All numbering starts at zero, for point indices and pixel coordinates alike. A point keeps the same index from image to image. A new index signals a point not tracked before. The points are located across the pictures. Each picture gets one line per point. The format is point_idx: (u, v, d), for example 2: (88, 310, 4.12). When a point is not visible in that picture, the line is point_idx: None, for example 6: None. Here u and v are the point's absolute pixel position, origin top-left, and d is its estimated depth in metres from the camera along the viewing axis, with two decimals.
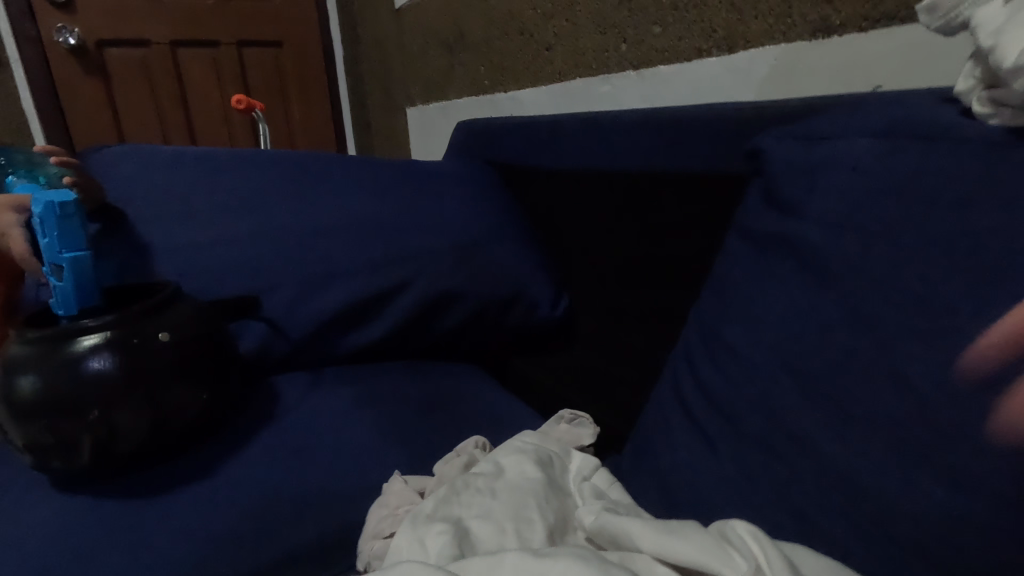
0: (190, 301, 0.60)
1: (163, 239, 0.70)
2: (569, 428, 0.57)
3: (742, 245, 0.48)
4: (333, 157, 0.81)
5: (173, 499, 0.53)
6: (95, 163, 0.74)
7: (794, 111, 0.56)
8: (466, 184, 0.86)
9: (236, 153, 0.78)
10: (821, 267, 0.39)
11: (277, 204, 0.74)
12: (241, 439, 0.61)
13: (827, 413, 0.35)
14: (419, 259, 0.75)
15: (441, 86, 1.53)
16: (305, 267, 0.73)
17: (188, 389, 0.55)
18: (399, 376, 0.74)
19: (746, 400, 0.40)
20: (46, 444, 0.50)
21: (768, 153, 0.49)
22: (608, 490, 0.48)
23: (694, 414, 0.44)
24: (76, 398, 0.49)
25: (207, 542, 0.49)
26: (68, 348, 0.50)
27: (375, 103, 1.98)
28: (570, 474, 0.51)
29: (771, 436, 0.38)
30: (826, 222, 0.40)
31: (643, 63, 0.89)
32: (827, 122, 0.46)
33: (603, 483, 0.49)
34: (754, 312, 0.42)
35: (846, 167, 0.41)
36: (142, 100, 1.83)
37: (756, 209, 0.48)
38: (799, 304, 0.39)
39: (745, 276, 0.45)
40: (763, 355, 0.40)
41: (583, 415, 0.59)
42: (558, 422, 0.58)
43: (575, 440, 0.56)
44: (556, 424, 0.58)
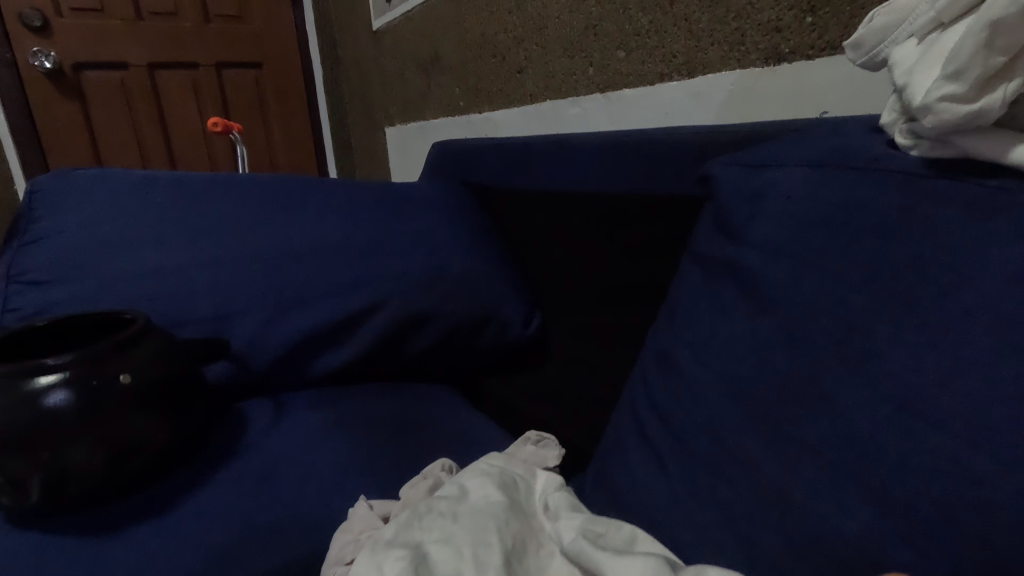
0: (157, 335, 0.60)
1: (131, 264, 0.70)
2: (535, 449, 0.57)
3: (694, 268, 0.49)
4: (304, 181, 0.82)
5: (133, 534, 0.52)
6: (53, 188, 0.73)
7: (744, 137, 0.58)
8: (437, 206, 0.87)
9: (208, 177, 0.79)
10: (760, 291, 0.40)
11: (247, 229, 0.75)
12: (208, 467, 0.61)
13: (766, 433, 0.36)
14: (389, 281, 0.76)
15: (418, 106, 1.55)
16: (275, 292, 0.73)
17: (147, 422, 0.55)
18: (371, 398, 0.75)
19: (693, 420, 0.41)
20: (1, 481, 0.50)
21: (717, 178, 0.51)
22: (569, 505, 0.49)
23: (648, 434, 0.45)
24: (32, 436, 0.49)
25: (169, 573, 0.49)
26: (25, 385, 0.50)
27: (355, 123, 2.00)
28: (535, 494, 0.51)
29: (715, 457, 0.39)
30: (766, 247, 0.42)
31: (609, 87, 0.92)
32: (769, 150, 0.48)
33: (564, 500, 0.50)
34: (702, 333, 0.44)
35: (784, 194, 0.43)
36: (120, 121, 1.83)
37: (706, 233, 0.50)
38: (741, 326, 0.41)
39: (695, 299, 0.47)
40: (709, 376, 0.41)
41: (550, 436, 0.60)
42: (525, 443, 0.59)
43: (541, 461, 0.57)
44: (522, 445, 0.59)
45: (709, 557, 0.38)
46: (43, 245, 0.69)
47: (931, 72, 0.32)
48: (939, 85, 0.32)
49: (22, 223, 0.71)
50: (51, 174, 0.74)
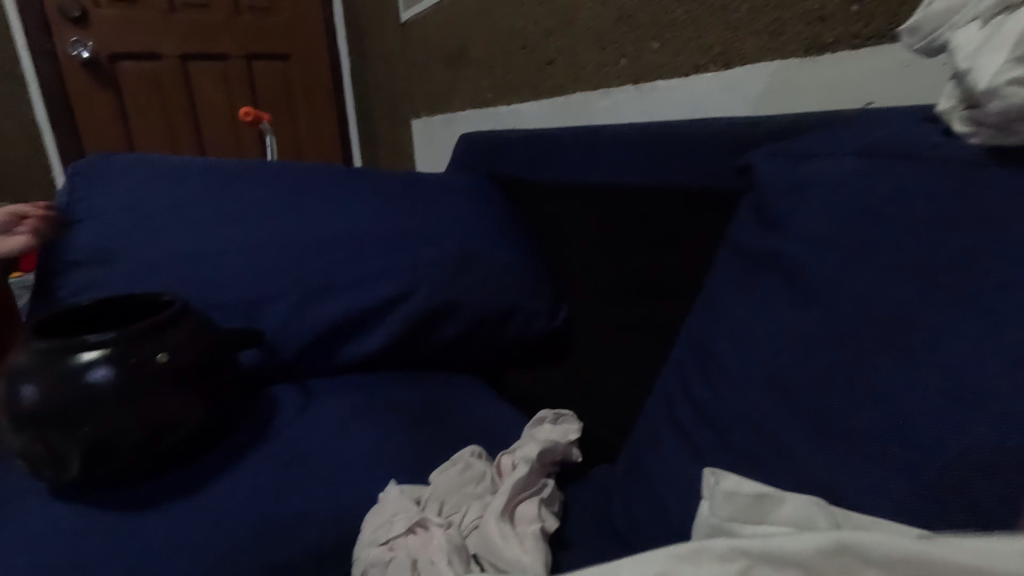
0: (196, 320, 0.60)
1: (166, 247, 0.71)
2: (553, 426, 0.58)
3: (734, 259, 0.49)
4: (337, 171, 0.82)
5: (171, 509, 0.53)
6: (94, 173, 0.74)
7: (784, 128, 0.57)
8: (466, 198, 0.87)
9: (241, 164, 0.80)
10: (805, 282, 0.40)
11: (281, 217, 0.76)
12: (241, 447, 0.62)
13: (809, 424, 0.36)
14: (419, 270, 0.77)
15: (445, 99, 1.55)
16: (307, 279, 0.74)
17: (184, 404, 0.56)
18: (399, 386, 0.75)
19: (732, 411, 0.41)
20: (39, 455, 0.51)
21: (758, 169, 0.50)
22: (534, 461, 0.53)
23: (684, 427, 0.45)
24: (75, 412, 0.50)
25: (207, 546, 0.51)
26: (68, 361, 0.52)
27: (382, 115, 2.01)
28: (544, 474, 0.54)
29: (754, 448, 0.39)
30: (811, 237, 0.41)
31: (642, 79, 0.91)
32: (814, 140, 0.47)
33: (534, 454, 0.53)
34: (743, 324, 0.43)
35: (830, 183, 0.42)
36: (153, 111, 1.86)
37: (746, 224, 0.49)
38: (783, 318, 0.40)
39: (735, 290, 0.46)
40: (748, 366, 0.41)
41: (565, 414, 0.61)
42: (542, 423, 0.60)
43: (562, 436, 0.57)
44: (540, 425, 0.59)
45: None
46: (88, 226, 0.71)
47: (997, 55, 0.31)
48: (1006, 68, 0.31)
49: (63, 205, 0.72)
50: (92, 159, 0.76)
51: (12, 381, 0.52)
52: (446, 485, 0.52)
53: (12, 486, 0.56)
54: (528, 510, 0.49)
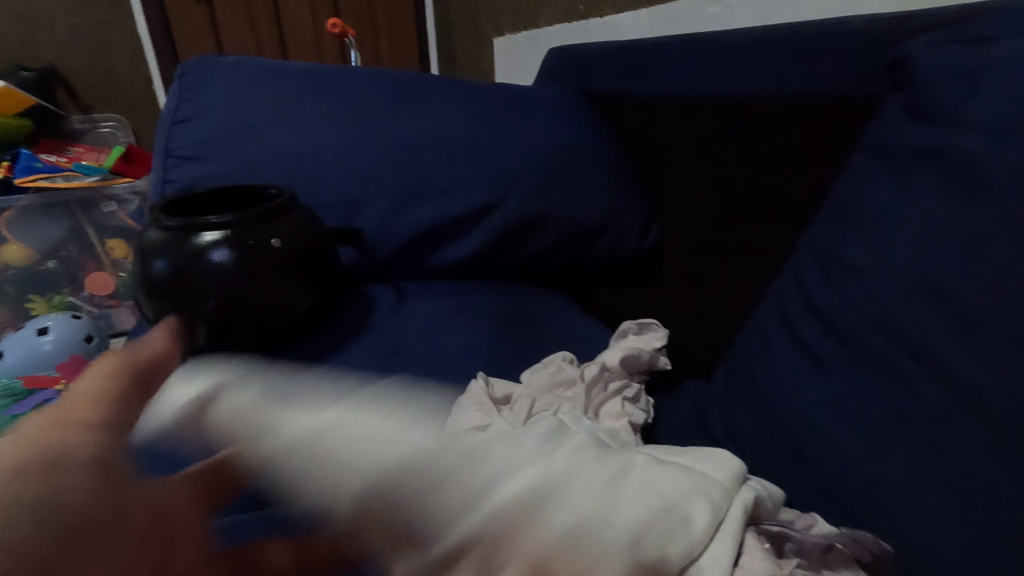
0: (300, 214, 0.62)
1: (266, 145, 0.71)
2: (638, 337, 0.59)
3: (873, 163, 0.45)
4: (426, 80, 0.81)
5: (285, 387, 0.56)
6: (199, 72, 0.74)
7: (945, 18, 0.49)
8: (558, 110, 0.85)
9: (337, 69, 0.79)
10: (973, 179, 0.36)
11: (379, 120, 0.75)
12: (342, 332, 0.64)
13: (958, 331, 0.34)
14: (508, 181, 0.76)
15: (532, 15, 1.48)
16: (404, 183, 0.74)
17: (290, 289, 0.58)
18: (491, 291, 0.75)
19: (867, 320, 0.39)
20: (170, 322, 0.56)
21: (914, 62, 0.44)
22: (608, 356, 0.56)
23: (807, 342, 0.44)
24: (199, 285, 0.54)
25: None
26: (193, 241, 0.55)
27: (461, 35, 1.97)
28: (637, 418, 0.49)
29: (887, 357, 0.37)
30: (981, 129, 0.37)
31: None
32: (991, 23, 0.41)
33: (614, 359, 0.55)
34: (886, 229, 0.40)
35: (1014, 65, 0.37)
36: (242, 20, 1.96)
37: (893, 123, 0.44)
38: (938, 218, 0.37)
39: (875, 195, 0.42)
40: (891, 273, 0.39)
41: (649, 323, 0.61)
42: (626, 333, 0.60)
43: (647, 344, 0.58)
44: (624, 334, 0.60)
45: (887, 472, 0.36)
46: (195, 121, 0.71)
47: None
48: None
49: (172, 101, 0.73)
50: (196, 60, 0.76)
51: (146, 259, 0.56)
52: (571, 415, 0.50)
53: None
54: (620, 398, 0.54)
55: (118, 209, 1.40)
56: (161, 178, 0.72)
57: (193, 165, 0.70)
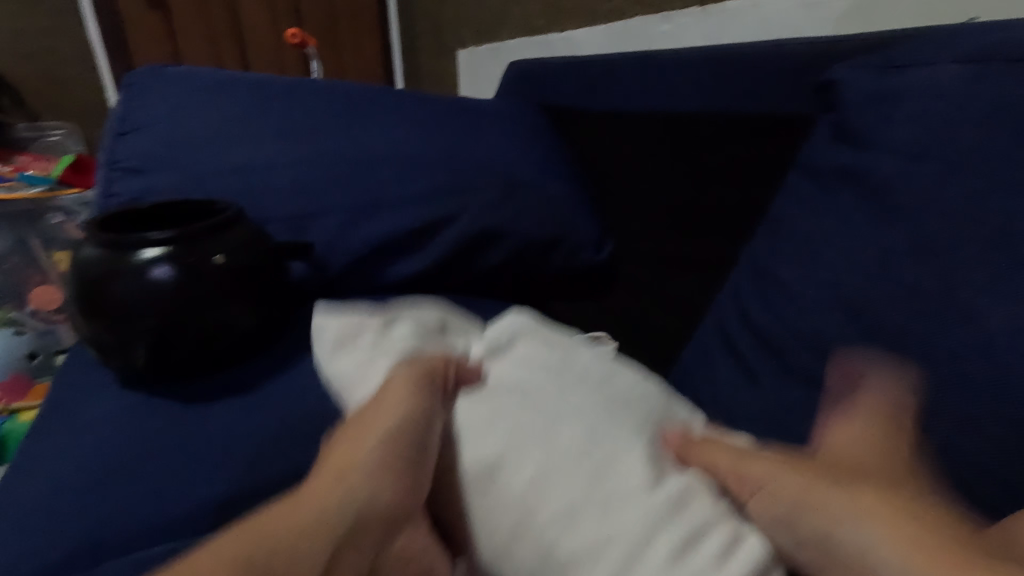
0: (249, 229, 0.61)
1: (216, 158, 0.70)
2: None
3: (805, 181, 0.47)
4: (381, 92, 0.81)
5: (232, 407, 0.55)
6: (147, 82, 0.73)
7: (872, 44, 0.52)
8: (515, 124, 0.86)
9: (290, 81, 0.78)
10: (894, 201, 0.38)
11: (334, 133, 0.75)
12: (294, 348, 0.63)
13: (881, 346, 0.36)
14: (466, 195, 0.76)
15: (493, 29, 1.49)
16: (358, 196, 0.73)
17: (237, 305, 0.57)
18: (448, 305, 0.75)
19: (799, 334, 0.41)
20: (109, 342, 0.54)
21: (841, 86, 0.47)
22: None
23: (745, 354, 0.45)
24: (140, 303, 0.52)
25: (280, 442, 0.53)
26: (134, 257, 0.54)
27: (425, 46, 1.97)
28: None
29: (818, 370, 0.39)
30: (900, 153, 0.39)
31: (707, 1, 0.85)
32: (909, 51, 0.43)
33: None
34: (816, 246, 0.42)
35: (928, 94, 0.39)
36: (200, 27, 1.92)
37: (823, 144, 0.47)
38: (863, 237, 0.39)
39: (807, 213, 0.44)
40: (821, 289, 0.40)
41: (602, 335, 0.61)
42: None
43: None
44: None
45: None
46: (141, 133, 0.70)
47: None
48: None
49: (118, 112, 0.71)
50: (143, 71, 0.74)
51: (87, 276, 0.55)
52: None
53: (83, 374, 0.59)
54: None
55: (65, 221, 1.34)
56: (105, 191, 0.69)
57: (139, 178, 0.69)
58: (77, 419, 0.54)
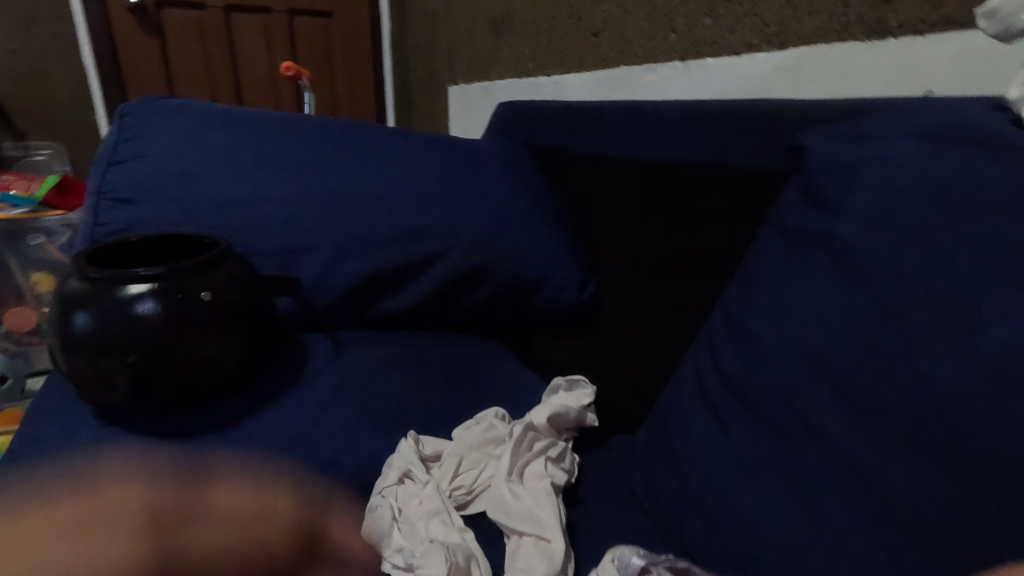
0: (237, 265, 0.61)
1: (205, 191, 0.71)
2: (568, 393, 0.61)
3: (776, 239, 0.49)
4: (373, 131, 0.83)
5: (209, 442, 0.55)
6: (141, 113, 0.73)
7: (839, 109, 0.55)
8: (503, 164, 0.88)
9: (282, 115, 0.80)
10: (855, 265, 0.40)
11: (325, 169, 0.76)
12: (276, 383, 0.63)
13: (843, 406, 0.38)
14: (452, 234, 0.77)
15: (485, 67, 1.53)
16: (345, 233, 0.74)
17: (220, 342, 0.57)
18: (432, 341, 0.76)
19: (767, 387, 0.43)
20: (88, 376, 0.54)
21: (810, 150, 0.49)
22: (537, 412, 0.58)
23: (718, 405, 0.47)
24: (123, 339, 0.52)
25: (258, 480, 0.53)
26: (119, 292, 0.54)
27: (418, 79, 2.02)
28: (550, 481, 0.52)
29: (784, 424, 0.41)
30: (859, 220, 0.42)
31: (690, 55, 0.90)
32: (871, 122, 0.46)
33: (539, 418, 0.58)
34: (784, 304, 0.44)
35: (886, 166, 0.42)
36: (194, 53, 1.93)
37: (792, 204, 0.49)
38: (826, 299, 0.41)
39: (776, 269, 0.47)
40: (788, 345, 0.42)
41: (580, 381, 0.63)
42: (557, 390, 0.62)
43: (576, 401, 0.60)
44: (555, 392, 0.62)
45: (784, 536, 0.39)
46: (133, 164, 0.70)
47: None
48: None
49: (110, 142, 0.71)
50: (139, 100, 0.75)
51: (68, 309, 0.55)
52: (528, 559, 0.46)
53: (61, 407, 0.59)
54: (536, 467, 0.54)
55: (46, 242, 1.32)
56: (89, 221, 0.69)
57: (126, 210, 0.69)
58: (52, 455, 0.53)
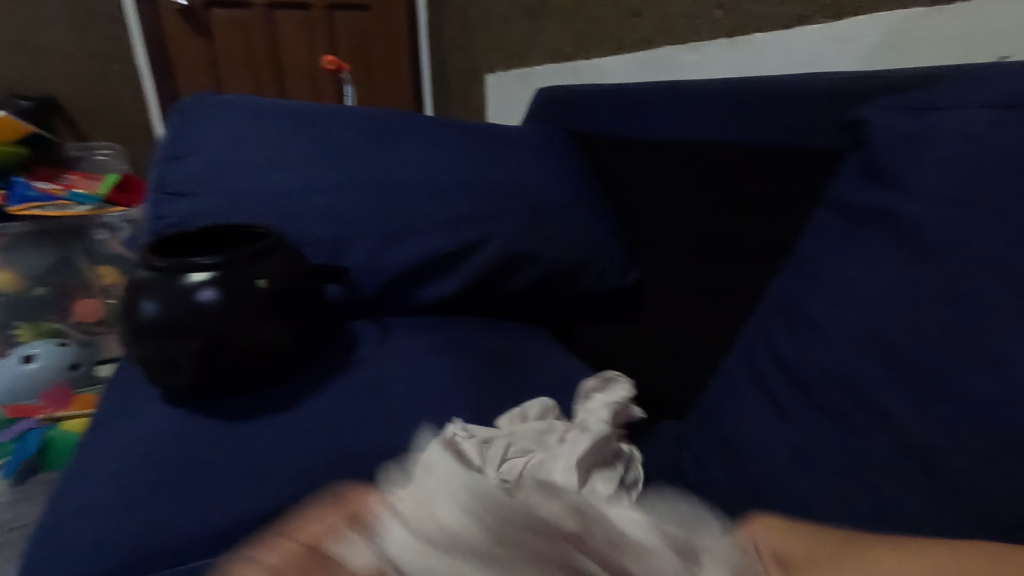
0: (289, 254, 0.63)
1: (257, 183, 0.73)
2: (608, 395, 0.63)
3: (833, 218, 0.47)
4: (416, 120, 0.84)
5: (266, 423, 0.57)
6: (197, 110, 0.76)
7: (901, 81, 0.52)
8: (544, 150, 0.88)
9: (328, 108, 0.82)
10: (923, 243, 0.38)
11: (370, 158, 0.78)
12: (327, 368, 0.65)
13: (909, 389, 0.36)
14: (495, 221, 0.78)
15: (523, 54, 1.52)
16: (389, 222, 0.76)
17: (276, 328, 0.59)
18: (476, 327, 0.77)
19: (826, 371, 0.42)
20: (156, 360, 0.57)
21: (871, 124, 0.47)
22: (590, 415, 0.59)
23: (771, 390, 0.46)
24: (186, 324, 0.55)
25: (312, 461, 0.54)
26: (183, 280, 0.56)
27: (455, 69, 2.02)
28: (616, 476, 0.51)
29: (845, 408, 0.40)
30: (927, 195, 0.40)
31: (737, 31, 0.87)
32: (939, 92, 0.44)
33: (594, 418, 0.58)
34: (844, 284, 0.43)
35: (957, 138, 0.40)
36: (239, 51, 2.00)
37: (851, 181, 0.47)
38: (891, 279, 0.39)
39: (834, 250, 0.45)
40: (849, 328, 0.41)
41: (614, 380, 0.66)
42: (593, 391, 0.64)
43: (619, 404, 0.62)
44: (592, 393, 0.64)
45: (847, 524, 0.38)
46: (190, 159, 0.73)
47: None
48: None
49: (168, 139, 0.74)
50: (193, 98, 0.77)
51: (136, 297, 0.58)
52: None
53: (130, 391, 0.62)
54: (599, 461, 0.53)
55: (110, 237, 1.40)
56: (151, 214, 0.73)
57: (184, 203, 0.72)
58: (123, 433, 0.56)
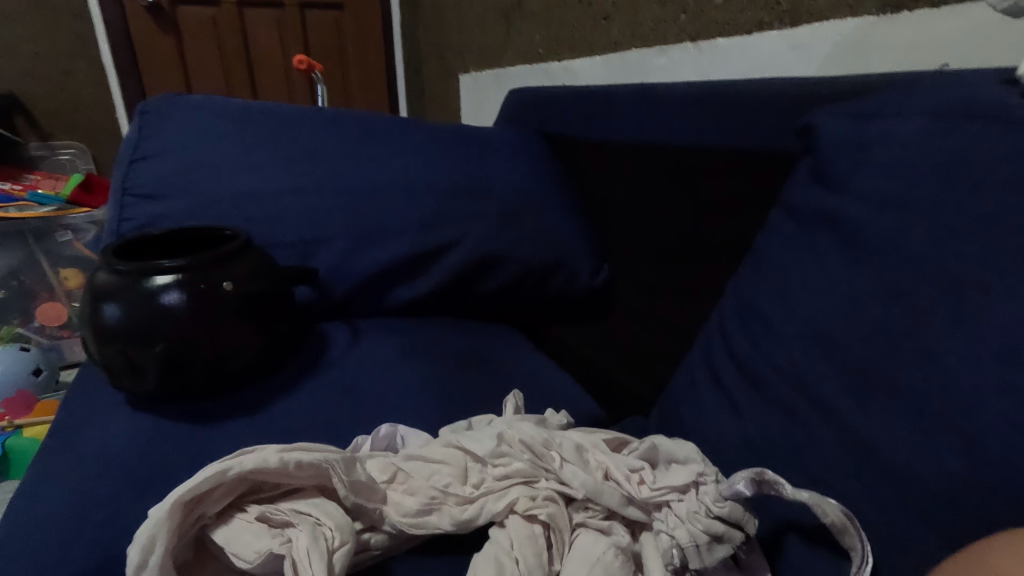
0: (256, 256, 0.63)
1: (224, 184, 0.72)
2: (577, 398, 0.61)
3: (786, 220, 0.49)
4: (386, 121, 0.84)
5: (231, 426, 0.57)
6: (160, 109, 0.74)
7: (851, 87, 0.54)
8: (515, 152, 0.88)
9: (297, 108, 0.81)
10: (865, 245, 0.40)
11: (340, 159, 0.77)
12: (297, 370, 0.65)
13: (852, 383, 0.38)
14: (465, 222, 0.79)
15: (497, 54, 1.53)
16: (359, 223, 0.76)
17: (243, 331, 0.59)
18: (448, 327, 0.78)
19: (777, 367, 0.43)
20: (119, 366, 0.56)
21: (820, 129, 0.49)
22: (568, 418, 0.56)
23: (728, 386, 0.47)
24: (150, 329, 0.55)
25: None
26: (145, 284, 0.56)
27: (429, 68, 2.02)
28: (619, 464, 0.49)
29: (794, 402, 0.41)
30: (870, 198, 0.41)
31: (701, 36, 0.89)
32: (882, 100, 0.46)
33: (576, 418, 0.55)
34: (794, 284, 0.44)
35: (897, 145, 0.42)
36: (209, 49, 1.96)
37: (803, 184, 0.49)
38: (836, 279, 0.41)
39: (786, 251, 0.47)
40: (798, 326, 0.43)
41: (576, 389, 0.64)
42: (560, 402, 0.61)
43: None
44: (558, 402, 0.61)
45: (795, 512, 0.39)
46: (154, 161, 0.71)
47: None
48: None
49: (130, 139, 0.72)
50: (156, 96, 0.76)
51: (97, 301, 0.57)
52: (589, 547, 0.40)
53: (93, 396, 0.61)
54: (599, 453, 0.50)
55: (74, 239, 1.36)
56: (113, 215, 0.71)
57: (148, 204, 0.71)
58: (85, 439, 0.55)
